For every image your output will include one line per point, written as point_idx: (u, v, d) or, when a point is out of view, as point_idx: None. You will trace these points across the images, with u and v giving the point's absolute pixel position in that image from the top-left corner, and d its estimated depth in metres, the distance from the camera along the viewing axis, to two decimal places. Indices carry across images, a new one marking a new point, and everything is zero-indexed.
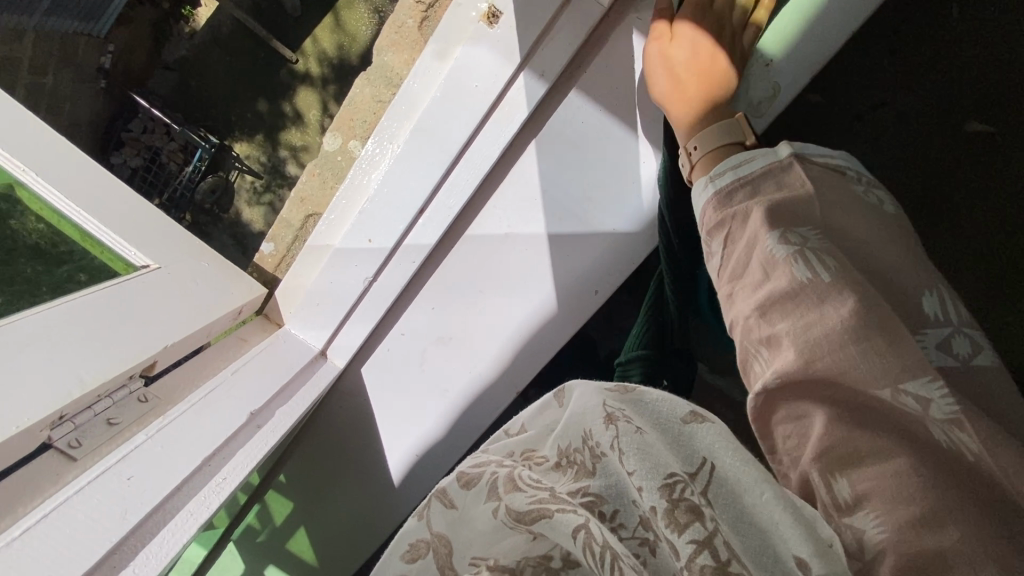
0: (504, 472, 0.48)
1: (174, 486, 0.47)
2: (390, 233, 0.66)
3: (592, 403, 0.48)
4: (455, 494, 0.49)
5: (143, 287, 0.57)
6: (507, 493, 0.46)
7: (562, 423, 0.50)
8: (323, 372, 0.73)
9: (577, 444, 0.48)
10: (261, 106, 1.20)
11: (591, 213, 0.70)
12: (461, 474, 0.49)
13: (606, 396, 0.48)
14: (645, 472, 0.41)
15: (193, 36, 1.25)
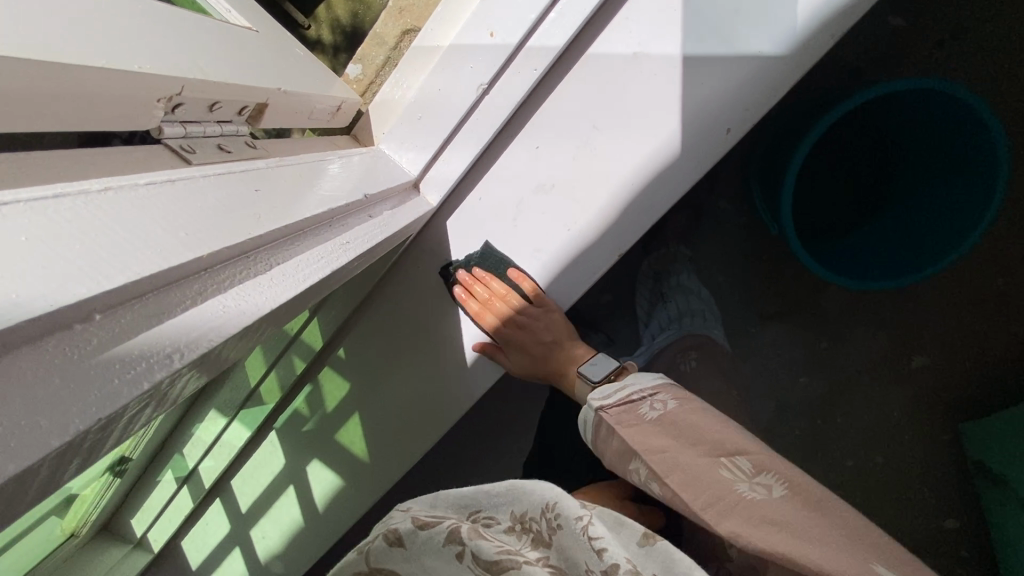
0: (465, 522, 0.41)
1: (304, 221, 0.38)
2: (517, 27, 0.58)
3: (561, 509, 0.42)
4: (411, 538, 0.40)
5: (246, 37, 0.48)
6: (469, 538, 0.40)
7: (521, 489, 0.44)
8: (418, 203, 0.64)
9: (535, 513, 0.43)
10: None
11: (735, 30, 0.62)
12: (418, 519, 0.41)
13: (563, 518, 0.41)
14: (627, 559, 0.40)
15: None
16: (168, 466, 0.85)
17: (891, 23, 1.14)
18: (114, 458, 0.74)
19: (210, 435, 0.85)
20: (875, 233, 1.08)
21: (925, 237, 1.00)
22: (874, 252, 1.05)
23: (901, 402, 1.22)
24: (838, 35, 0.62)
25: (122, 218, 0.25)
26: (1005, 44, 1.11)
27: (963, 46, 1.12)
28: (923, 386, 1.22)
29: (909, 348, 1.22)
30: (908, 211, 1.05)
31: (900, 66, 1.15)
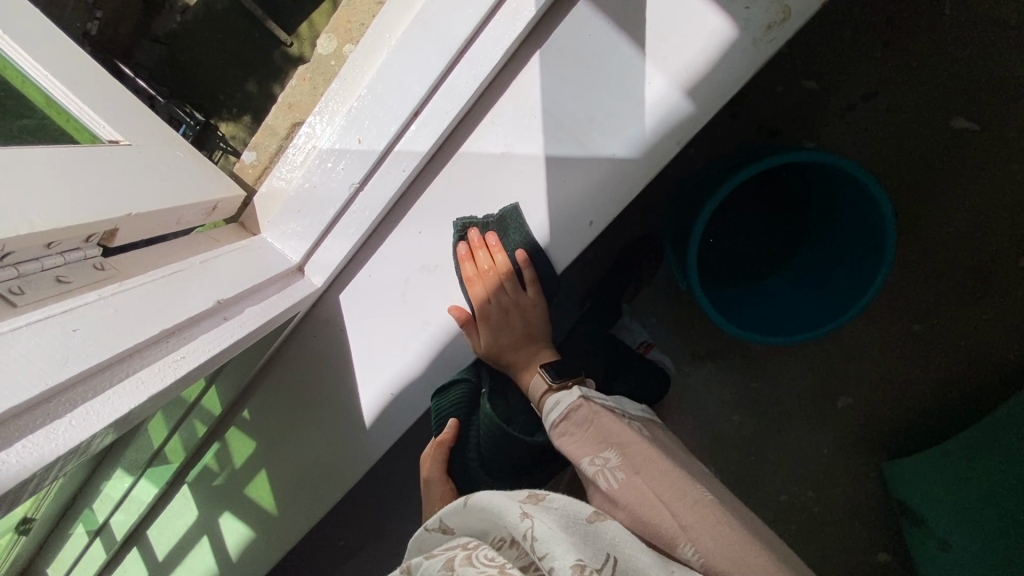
0: (461, 552, 0.52)
1: (130, 348, 0.43)
2: (381, 135, 0.63)
3: (508, 506, 0.55)
4: (418, 566, 0.52)
5: (109, 157, 0.53)
6: (460, 566, 0.49)
7: (489, 512, 0.56)
8: (298, 287, 0.69)
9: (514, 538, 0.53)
10: (251, 86, 1.12)
11: (589, 134, 0.67)
12: (427, 555, 0.53)
13: (518, 500, 0.56)
14: (558, 553, 0.49)
15: (185, 9, 1.11)
16: (79, 521, 0.89)
17: (805, 86, 1.26)
18: (16, 521, 0.78)
19: (118, 491, 0.88)
20: (790, 287, 1.14)
21: (833, 293, 1.06)
22: (788, 306, 1.11)
23: (828, 441, 1.31)
24: (683, 141, 0.67)
25: None
26: (907, 108, 1.23)
27: (870, 110, 1.24)
28: (848, 426, 1.31)
29: (833, 392, 1.31)
30: (819, 265, 1.11)
31: (809, 127, 1.27)
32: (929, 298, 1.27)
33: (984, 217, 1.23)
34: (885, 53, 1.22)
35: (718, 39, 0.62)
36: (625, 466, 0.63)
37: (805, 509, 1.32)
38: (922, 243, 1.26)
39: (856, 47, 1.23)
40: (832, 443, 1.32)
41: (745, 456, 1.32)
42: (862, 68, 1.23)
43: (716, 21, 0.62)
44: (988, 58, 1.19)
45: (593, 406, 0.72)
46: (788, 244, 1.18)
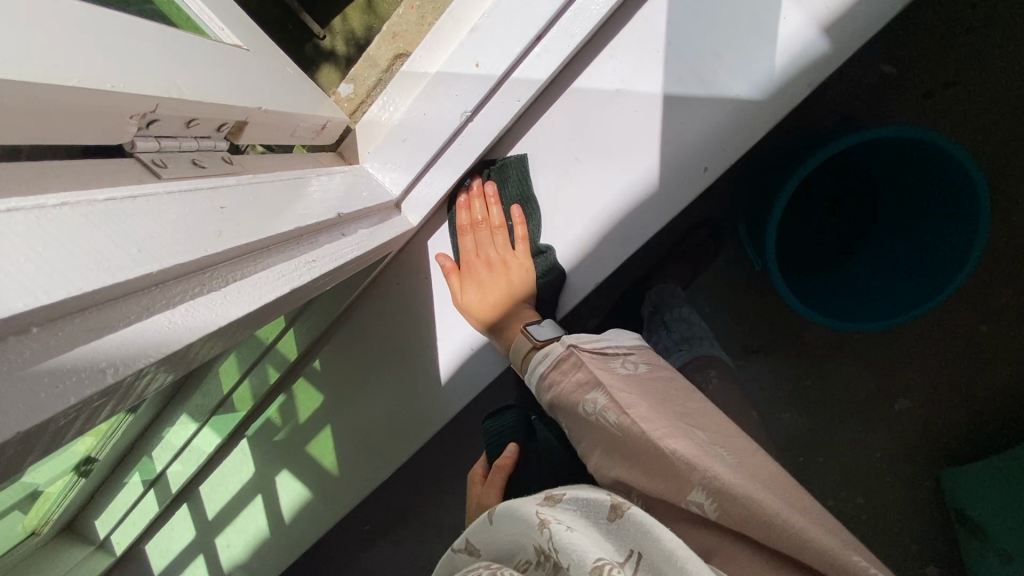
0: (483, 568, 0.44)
1: (269, 238, 0.39)
2: (502, 59, 0.60)
3: (524, 514, 0.47)
4: None
5: (235, 55, 0.50)
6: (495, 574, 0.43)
7: (510, 534, 0.48)
8: (397, 222, 0.65)
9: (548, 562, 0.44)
10: None
11: (714, 73, 0.64)
12: None
13: (535, 507, 0.48)
14: (573, 559, 0.41)
15: None
16: (135, 470, 0.85)
17: (882, 71, 1.17)
18: (80, 460, 0.74)
19: (180, 439, 0.85)
20: (863, 273, 1.10)
21: (911, 277, 1.01)
22: (864, 291, 1.06)
23: (882, 444, 1.22)
24: (815, 85, 0.63)
25: (72, 234, 0.26)
26: (990, 97, 1.14)
27: (947, 100, 1.15)
28: (904, 430, 1.22)
29: (892, 392, 1.22)
30: (898, 251, 1.06)
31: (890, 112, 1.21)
32: None
33: None
34: (969, 38, 1.12)
35: None
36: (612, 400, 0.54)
37: (852, 516, 1.23)
38: None
39: (936, 29, 1.13)
40: (887, 446, 1.22)
41: (798, 455, 1.24)
42: (942, 53, 1.14)
43: None
44: None
45: (600, 412, 0.54)
46: (864, 230, 1.14)
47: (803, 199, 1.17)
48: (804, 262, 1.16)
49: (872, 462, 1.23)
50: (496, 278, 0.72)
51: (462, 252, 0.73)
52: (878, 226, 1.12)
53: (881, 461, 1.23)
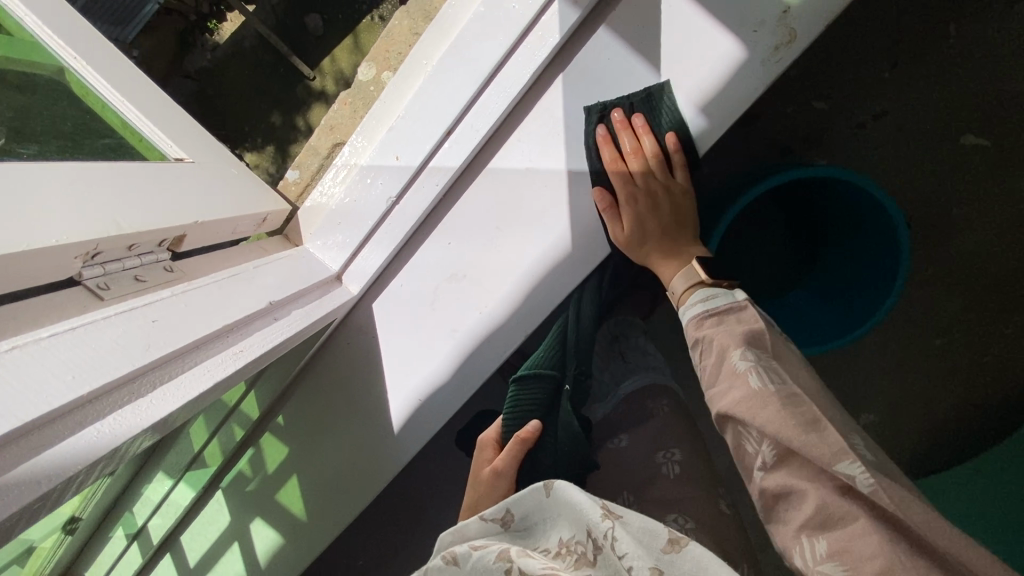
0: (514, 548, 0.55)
1: (197, 340, 0.47)
2: (418, 152, 0.68)
3: (587, 501, 0.58)
4: (464, 558, 0.55)
5: (177, 173, 0.59)
6: (517, 558, 0.53)
7: (566, 519, 0.60)
8: (337, 294, 0.73)
9: (580, 537, 0.57)
10: (274, 118, 1.18)
11: (609, 150, 0.72)
12: (474, 546, 0.56)
13: (592, 501, 0.58)
14: (636, 555, 0.53)
15: (216, 47, 1.20)
16: (119, 524, 0.92)
17: (816, 106, 1.31)
18: (64, 521, 0.81)
19: (158, 494, 0.91)
20: (802, 301, 1.16)
21: (846, 301, 1.09)
22: (803, 317, 1.13)
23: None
24: (698, 156, 0.71)
25: (17, 374, 0.34)
26: (921, 127, 1.28)
27: (879, 129, 1.29)
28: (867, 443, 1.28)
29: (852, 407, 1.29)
30: (833, 279, 1.13)
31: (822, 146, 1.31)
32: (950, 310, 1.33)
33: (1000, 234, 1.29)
34: (892, 74, 1.27)
35: (731, 60, 0.66)
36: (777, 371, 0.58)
37: None
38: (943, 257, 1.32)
39: (864, 68, 1.28)
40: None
41: None
42: (871, 90, 1.29)
43: (728, 43, 0.66)
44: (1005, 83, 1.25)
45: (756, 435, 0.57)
46: (804, 260, 1.20)
47: (750, 228, 1.18)
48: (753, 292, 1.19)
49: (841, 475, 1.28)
50: (654, 215, 0.77)
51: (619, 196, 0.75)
52: (815, 256, 1.19)
53: None
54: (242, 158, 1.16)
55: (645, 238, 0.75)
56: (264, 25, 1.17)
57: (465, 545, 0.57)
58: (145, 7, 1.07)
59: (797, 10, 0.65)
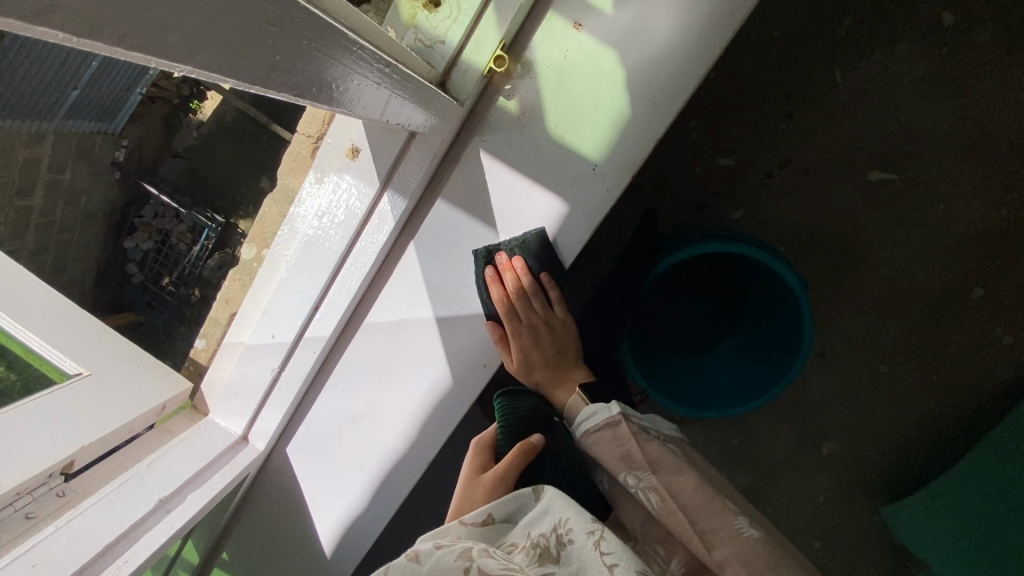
0: (477, 546, 0.56)
1: (77, 569, 0.59)
2: (290, 329, 0.77)
3: (578, 516, 0.62)
4: (429, 553, 0.54)
5: (69, 397, 0.67)
6: (478, 558, 0.53)
7: (541, 515, 0.63)
8: (242, 455, 0.82)
9: (545, 531, 0.61)
10: (264, 184, 1.15)
11: (467, 297, 0.80)
12: (439, 543, 0.56)
13: (582, 518, 0.61)
14: (617, 557, 0.58)
15: (203, 124, 1.17)
16: None
17: (722, 163, 1.30)
18: None
19: None
20: (724, 360, 1.21)
21: (759, 367, 1.13)
22: (724, 380, 1.17)
23: (822, 487, 1.36)
24: None
25: None
26: (824, 164, 1.28)
27: (786, 174, 1.29)
28: (832, 472, 1.36)
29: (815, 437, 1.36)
30: (751, 342, 1.18)
31: (736, 201, 1.30)
32: (888, 339, 1.31)
33: (921, 259, 1.28)
34: (791, 122, 1.27)
35: (554, 214, 0.74)
36: (657, 490, 0.68)
37: None
38: (869, 291, 1.31)
39: (761, 119, 1.28)
40: (826, 488, 1.37)
41: None
42: (772, 139, 1.28)
43: (549, 200, 0.74)
44: (895, 109, 1.24)
45: (599, 537, 0.59)
46: (726, 318, 1.23)
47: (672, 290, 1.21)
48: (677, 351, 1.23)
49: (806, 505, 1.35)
50: (539, 346, 0.86)
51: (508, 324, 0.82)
52: (736, 314, 1.23)
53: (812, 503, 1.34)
54: (237, 226, 1.14)
55: (537, 373, 0.87)
56: (241, 98, 1.13)
57: (431, 545, 0.56)
58: (128, 100, 1.08)
59: (602, 164, 0.72)
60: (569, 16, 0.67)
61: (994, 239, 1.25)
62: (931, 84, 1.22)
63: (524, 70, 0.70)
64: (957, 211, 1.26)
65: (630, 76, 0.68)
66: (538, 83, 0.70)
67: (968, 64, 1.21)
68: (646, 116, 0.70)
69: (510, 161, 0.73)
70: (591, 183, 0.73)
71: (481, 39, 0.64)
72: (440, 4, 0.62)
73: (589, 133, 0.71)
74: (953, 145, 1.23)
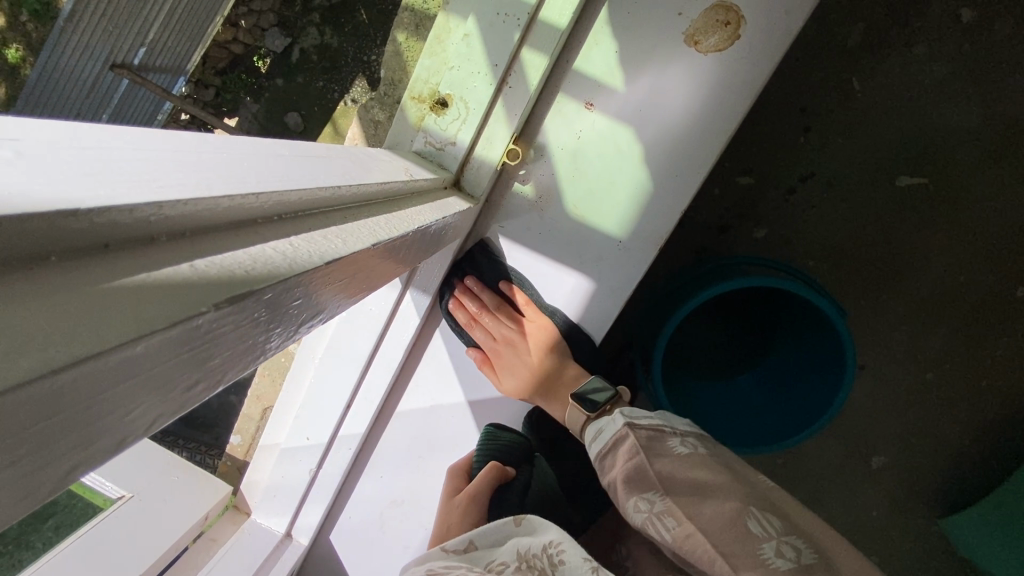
0: (472, 574, 0.52)
1: None
2: (324, 430, 0.76)
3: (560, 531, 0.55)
4: None
5: (115, 525, 0.70)
6: None
7: (526, 537, 0.56)
8: (289, 552, 0.80)
9: (538, 550, 0.54)
10: None
11: (497, 377, 0.78)
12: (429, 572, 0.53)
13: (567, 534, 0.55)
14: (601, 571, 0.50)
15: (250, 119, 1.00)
16: None
17: (740, 181, 1.24)
18: None
19: None
20: (764, 389, 1.16)
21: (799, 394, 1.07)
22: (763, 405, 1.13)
23: (875, 503, 1.29)
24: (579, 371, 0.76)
25: None
26: (850, 181, 1.22)
27: (809, 190, 1.23)
28: (891, 486, 1.29)
29: (866, 452, 1.29)
30: (782, 365, 1.15)
31: (760, 219, 1.24)
32: (931, 347, 1.25)
33: (962, 263, 1.22)
34: (808, 137, 1.21)
35: (581, 291, 0.72)
36: (672, 513, 0.50)
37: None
38: (904, 304, 1.24)
39: (776, 137, 1.21)
40: (878, 504, 1.30)
41: None
42: (790, 155, 1.22)
43: (575, 278, 0.72)
44: (916, 118, 1.18)
45: (657, 515, 0.51)
46: (755, 338, 1.22)
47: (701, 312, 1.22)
48: (710, 376, 1.21)
49: (869, 520, 1.30)
50: (522, 342, 0.77)
51: (483, 344, 0.77)
52: (765, 335, 1.21)
53: (874, 518, 1.30)
54: None
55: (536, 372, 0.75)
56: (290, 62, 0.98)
57: (425, 575, 0.53)
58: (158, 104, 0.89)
59: (626, 239, 0.69)
60: (579, 96, 0.65)
61: (992, 240, 1.20)
62: (961, 86, 1.16)
63: (538, 153, 0.68)
64: (970, 216, 1.20)
65: (648, 151, 0.66)
66: (554, 165, 0.68)
67: (987, 64, 1.15)
68: (670, 188, 0.67)
69: (531, 243, 0.72)
70: (619, 258, 0.71)
71: (492, 135, 0.62)
72: (448, 106, 0.60)
73: (608, 210, 0.69)
74: (980, 145, 1.18)
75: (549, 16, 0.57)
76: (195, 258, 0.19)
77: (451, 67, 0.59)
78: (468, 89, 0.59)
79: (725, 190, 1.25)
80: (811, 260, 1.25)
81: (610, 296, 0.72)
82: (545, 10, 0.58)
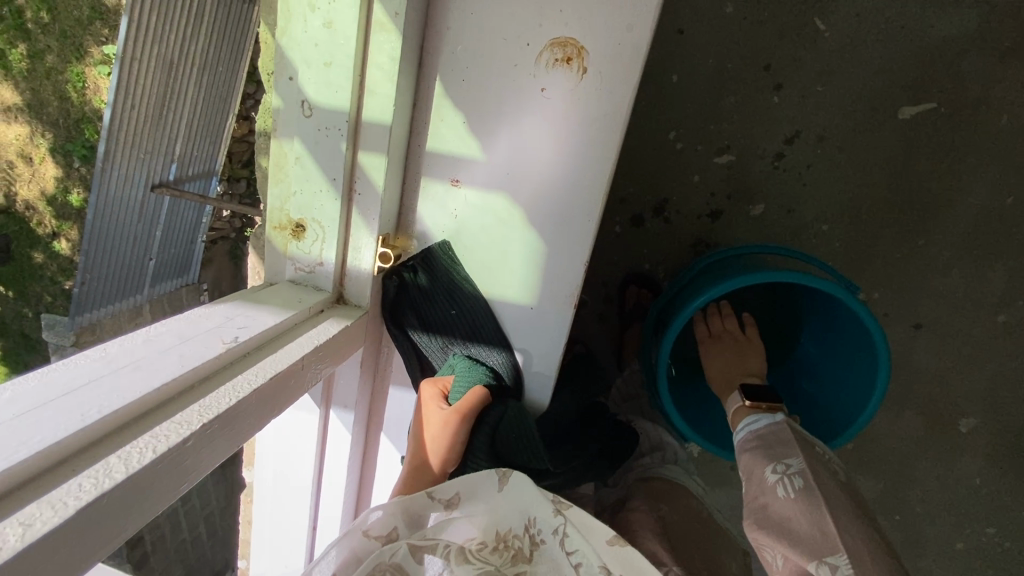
0: (450, 545, 0.53)
1: None
2: (299, 558, 0.74)
3: (547, 513, 0.56)
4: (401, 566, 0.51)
5: None
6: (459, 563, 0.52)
7: (503, 505, 0.57)
8: None
9: (517, 529, 0.56)
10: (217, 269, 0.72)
11: None
12: (408, 548, 0.52)
13: (551, 516, 0.56)
14: (586, 552, 0.53)
15: None
16: None
17: (721, 163, 1.09)
18: None
19: None
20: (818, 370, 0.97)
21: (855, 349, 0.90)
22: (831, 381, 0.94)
23: (973, 469, 1.12)
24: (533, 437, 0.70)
25: None
26: (844, 128, 1.04)
27: (800, 151, 1.06)
28: (989, 448, 1.11)
29: (950, 417, 1.11)
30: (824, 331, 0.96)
31: (753, 196, 1.09)
32: (998, 285, 1.05)
33: (1008, 180, 1.02)
34: (783, 95, 1.04)
35: (506, 364, 0.66)
36: (805, 477, 0.56)
37: (990, 551, 1.15)
38: (953, 242, 1.05)
39: (748, 105, 1.06)
40: (978, 469, 1.12)
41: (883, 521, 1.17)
42: (768, 118, 1.06)
43: (494, 351, 0.66)
44: (906, 37, 1.00)
45: (787, 477, 0.57)
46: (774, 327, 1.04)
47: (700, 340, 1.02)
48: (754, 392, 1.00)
49: (973, 487, 1.13)
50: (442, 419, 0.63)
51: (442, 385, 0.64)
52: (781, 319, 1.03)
53: (975, 484, 1.13)
54: None
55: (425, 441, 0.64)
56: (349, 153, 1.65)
57: (403, 549, 0.52)
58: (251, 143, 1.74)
59: (538, 302, 0.64)
60: (442, 175, 0.61)
61: None
62: None
63: (421, 242, 0.64)
64: (1006, 126, 1.01)
65: (530, 211, 0.60)
66: (433, 249, 0.63)
67: None
68: (567, 240, 0.61)
69: (436, 326, 0.66)
70: (536, 325, 0.66)
71: (358, 242, 0.59)
72: (304, 229, 0.58)
73: (508, 275, 0.63)
74: (991, 45, 0.99)
75: (371, 115, 0.54)
76: (36, 499, 0.28)
77: (295, 191, 0.57)
78: (317, 209, 0.57)
79: (708, 177, 1.10)
80: (824, 223, 1.08)
81: (539, 363, 0.67)
82: (367, 110, 0.54)
